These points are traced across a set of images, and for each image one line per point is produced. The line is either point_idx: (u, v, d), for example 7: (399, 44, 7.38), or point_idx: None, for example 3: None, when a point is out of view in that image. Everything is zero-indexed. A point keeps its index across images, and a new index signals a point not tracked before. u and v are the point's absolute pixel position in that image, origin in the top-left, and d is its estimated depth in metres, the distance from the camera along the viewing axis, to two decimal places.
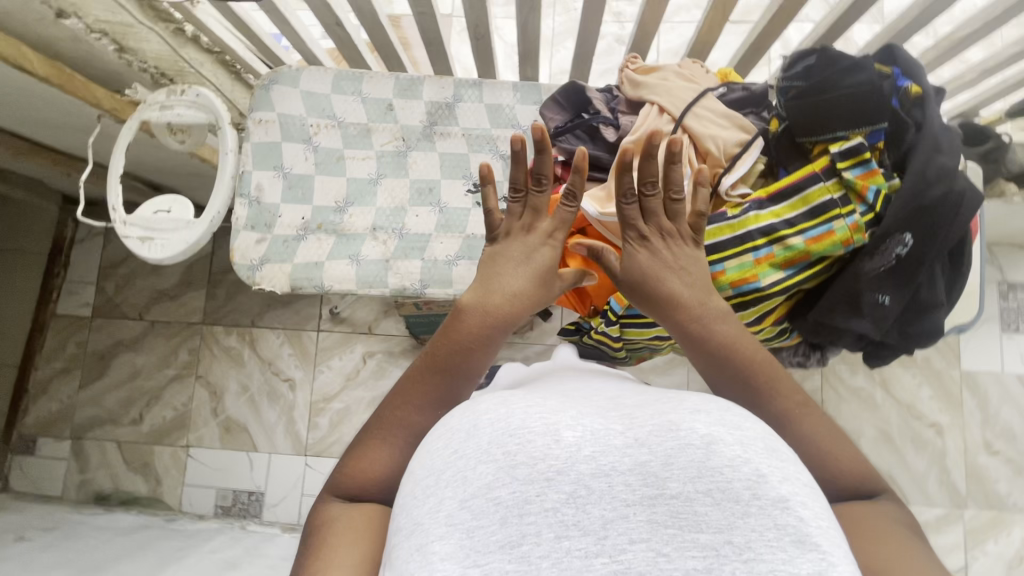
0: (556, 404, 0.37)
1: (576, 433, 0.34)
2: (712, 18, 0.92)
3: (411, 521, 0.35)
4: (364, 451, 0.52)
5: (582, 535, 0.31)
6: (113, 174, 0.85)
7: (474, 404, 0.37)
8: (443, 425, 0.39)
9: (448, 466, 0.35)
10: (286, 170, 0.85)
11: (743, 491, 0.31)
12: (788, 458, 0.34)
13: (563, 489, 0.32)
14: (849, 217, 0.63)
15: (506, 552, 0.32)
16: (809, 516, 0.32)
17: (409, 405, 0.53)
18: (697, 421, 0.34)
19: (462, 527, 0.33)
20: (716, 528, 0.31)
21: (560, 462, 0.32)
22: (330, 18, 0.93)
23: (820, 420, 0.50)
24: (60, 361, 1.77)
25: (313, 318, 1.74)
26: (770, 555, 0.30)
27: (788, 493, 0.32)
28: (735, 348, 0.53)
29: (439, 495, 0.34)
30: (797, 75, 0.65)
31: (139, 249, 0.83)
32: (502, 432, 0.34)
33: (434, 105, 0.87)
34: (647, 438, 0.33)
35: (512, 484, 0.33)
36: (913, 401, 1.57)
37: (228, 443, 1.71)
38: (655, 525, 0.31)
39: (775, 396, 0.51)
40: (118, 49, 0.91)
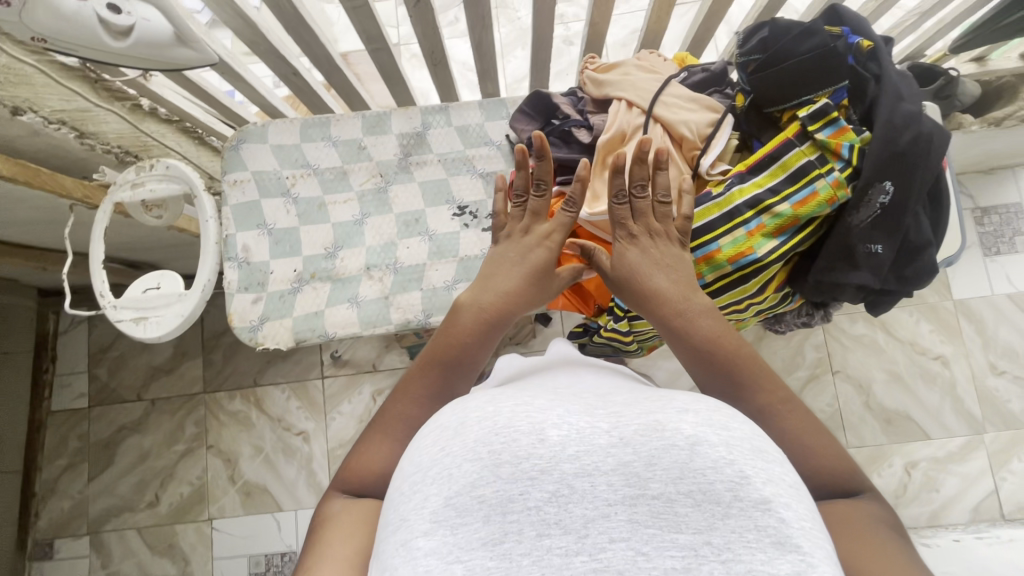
0: (545, 402, 0.39)
1: (561, 432, 0.35)
2: (658, 9, 0.94)
3: (397, 516, 0.37)
4: (364, 447, 0.53)
5: (563, 533, 0.33)
6: (93, 261, 0.84)
7: (464, 401, 0.40)
8: (434, 423, 0.41)
9: (435, 463, 0.37)
10: (270, 227, 0.85)
11: (724, 493, 0.33)
12: (775, 459, 0.36)
13: (546, 488, 0.33)
14: (828, 175, 0.64)
15: (487, 549, 0.33)
16: (792, 516, 0.33)
17: (413, 400, 0.54)
18: (683, 422, 0.35)
19: (446, 523, 0.34)
20: (694, 528, 0.32)
21: (545, 462, 0.34)
22: (285, 68, 0.94)
23: (802, 416, 0.50)
24: (65, 457, 1.73)
25: (316, 366, 1.73)
26: (749, 556, 0.31)
27: (771, 495, 0.33)
28: (717, 343, 0.53)
29: (425, 492, 0.36)
30: (754, 49, 0.68)
31: (134, 331, 0.82)
32: (489, 430, 0.36)
33: (405, 136, 0.88)
34: (632, 437, 0.34)
35: (496, 482, 0.34)
36: (915, 338, 1.60)
37: (251, 508, 1.67)
38: (636, 524, 0.32)
39: (757, 392, 0.51)
40: (79, 136, 0.89)
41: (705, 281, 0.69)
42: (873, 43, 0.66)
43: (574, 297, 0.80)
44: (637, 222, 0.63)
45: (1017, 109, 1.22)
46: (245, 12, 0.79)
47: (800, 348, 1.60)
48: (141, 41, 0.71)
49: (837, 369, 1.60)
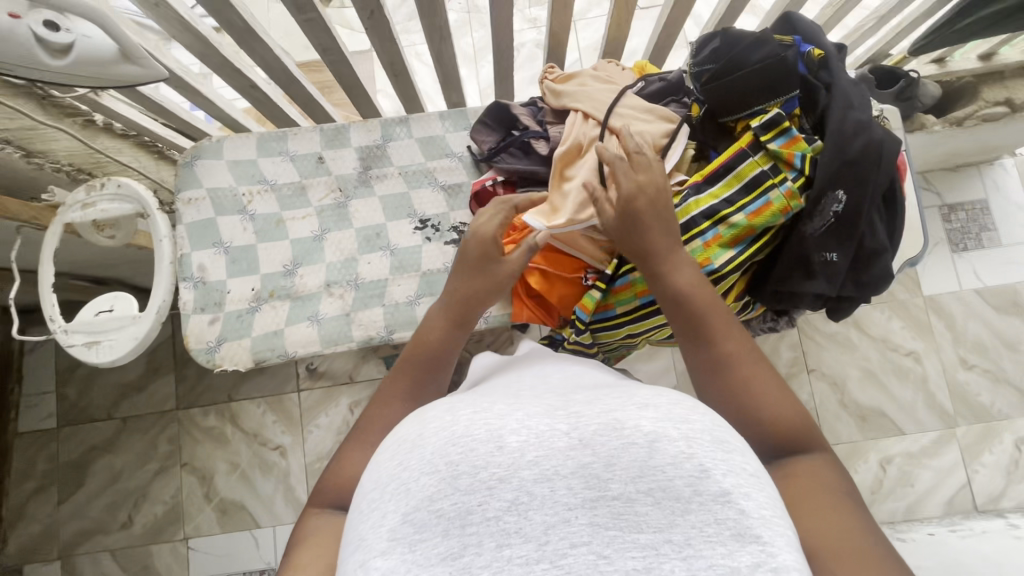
0: (503, 408, 0.39)
1: (520, 437, 0.36)
2: (619, 16, 0.94)
3: (356, 535, 0.36)
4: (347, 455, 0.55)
5: (523, 542, 0.32)
6: (43, 284, 0.81)
7: (424, 413, 0.40)
8: (392, 441, 0.40)
9: (392, 479, 0.36)
10: (226, 245, 0.83)
11: (684, 489, 0.33)
12: (736, 449, 0.36)
13: (504, 497, 0.33)
14: (782, 185, 0.64)
15: (446, 565, 0.32)
16: (751, 508, 0.33)
17: (388, 403, 0.58)
18: (643, 419, 0.36)
19: (404, 541, 0.33)
20: (655, 528, 0.32)
21: (503, 470, 0.34)
22: (242, 81, 0.92)
23: (755, 363, 0.53)
24: (33, 481, 1.67)
25: (292, 379, 1.70)
26: (711, 551, 0.31)
27: (731, 486, 0.33)
28: (688, 297, 0.57)
29: (382, 510, 0.35)
30: (706, 60, 0.68)
31: (86, 355, 0.79)
32: (447, 441, 0.36)
33: (365, 149, 0.87)
34: (592, 438, 0.35)
35: (454, 495, 0.34)
36: (887, 335, 1.62)
37: (228, 525, 1.64)
38: (596, 527, 0.32)
39: (717, 342, 0.55)
40: (26, 155, 0.87)
41: None
42: (823, 53, 0.67)
43: (539, 308, 0.79)
44: (625, 175, 0.63)
45: (977, 108, 1.25)
46: (193, 26, 0.77)
47: (776, 348, 1.61)
48: (81, 59, 0.69)
49: (813, 368, 1.61)
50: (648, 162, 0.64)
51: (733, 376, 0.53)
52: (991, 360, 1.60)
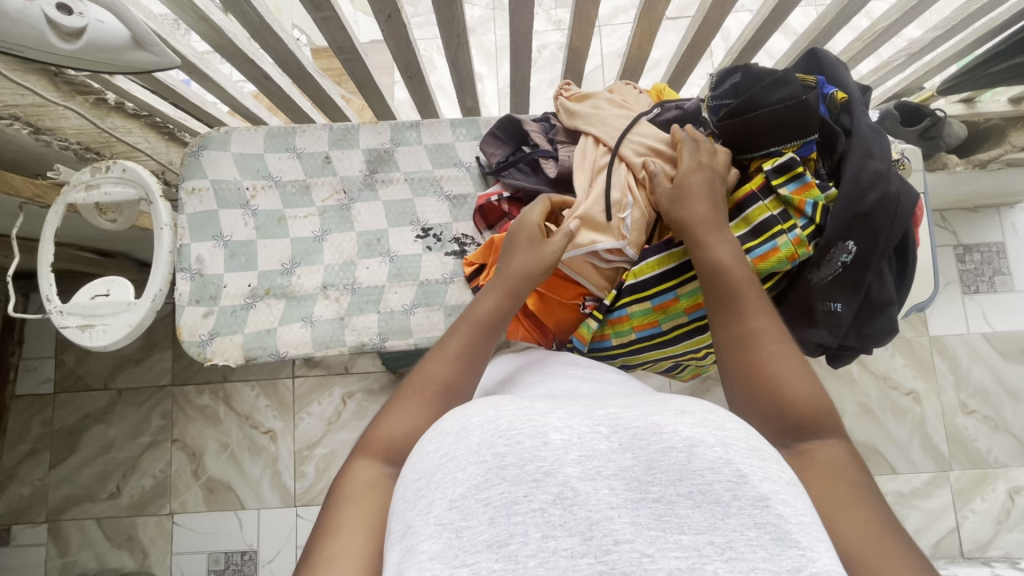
0: (546, 407, 0.40)
1: (563, 435, 0.37)
2: (643, 34, 0.93)
3: (402, 523, 0.37)
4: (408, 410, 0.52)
5: (568, 535, 0.33)
6: (42, 263, 0.81)
7: (466, 410, 0.41)
8: (436, 429, 0.42)
9: (438, 469, 0.38)
10: (226, 239, 0.82)
11: (723, 493, 0.34)
12: (771, 457, 0.37)
13: (550, 490, 0.34)
14: (790, 232, 0.63)
15: (492, 552, 0.33)
16: (789, 512, 0.34)
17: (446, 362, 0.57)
18: (682, 424, 0.37)
19: (450, 527, 0.34)
20: (696, 529, 0.33)
21: (549, 464, 0.35)
22: (256, 72, 0.91)
23: (781, 342, 0.53)
24: (27, 443, 1.70)
25: (286, 366, 1.71)
26: (751, 554, 0.32)
27: (768, 491, 0.34)
28: (726, 270, 0.58)
29: (430, 497, 0.37)
30: (726, 94, 0.68)
31: (80, 338, 0.79)
32: (492, 434, 0.37)
33: (373, 152, 0.86)
34: (632, 443, 0.36)
35: (501, 485, 0.35)
36: (888, 372, 1.60)
37: (214, 504, 1.66)
38: (639, 527, 0.33)
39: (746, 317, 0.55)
40: (35, 132, 0.86)
41: (662, 329, 0.71)
42: (847, 96, 0.65)
43: (532, 327, 0.77)
44: (689, 155, 0.64)
45: (1002, 152, 1.21)
46: (208, 17, 0.77)
47: None
48: (93, 44, 0.69)
49: None
50: (711, 146, 0.66)
51: (750, 356, 0.53)
52: (993, 407, 1.58)
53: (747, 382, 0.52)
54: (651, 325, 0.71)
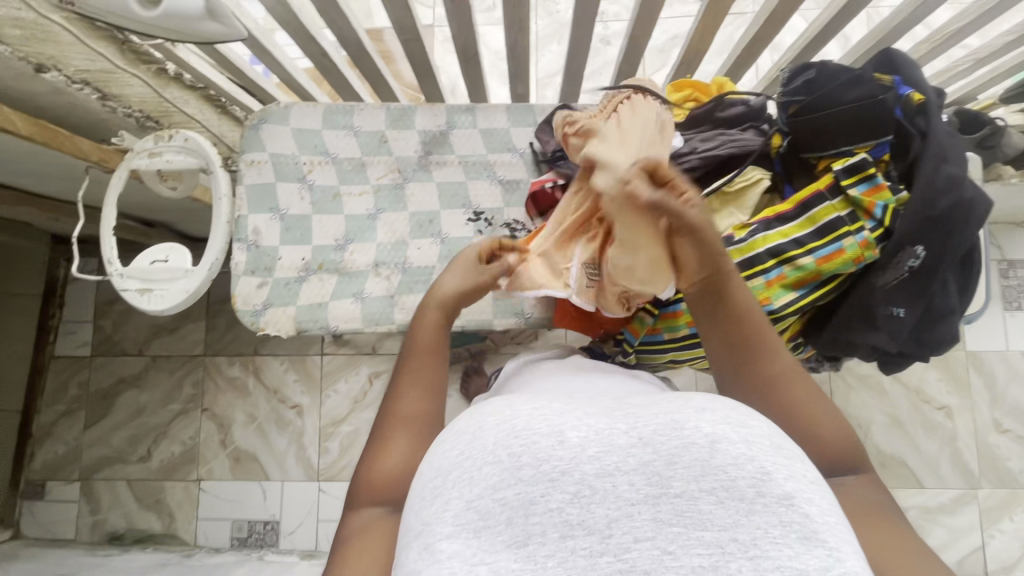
0: (559, 408, 0.41)
1: (580, 433, 0.37)
2: (703, 29, 0.92)
3: (420, 521, 0.38)
4: (385, 444, 0.54)
5: (586, 534, 0.34)
6: (104, 227, 0.83)
7: (481, 413, 0.42)
8: (450, 431, 0.43)
9: (455, 468, 0.39)
10: (283, 212, 0.83)
11: (747, 489, 0.34)
12: (794, 456, 0.38)
13: (567, 489, 0.35)
14: (858, 233, 0.62)
15: (512, 552, 0.34)
16: (814, 512, 0.34)
17: (415, 394, 0.58)
18: (702, 421, 0.37)
19: (469, 527, 0.35)
20: (720, 526, 0.33)
21: (564, 463, 0.36)
22: (314, 48, 0.92)
23: (807, 383, 0.54)
24: (63, 403, 1.76)
25: (316, 343, 1.73)
26: (777, 552, 0.32)
27: (793, 490, 0.35)
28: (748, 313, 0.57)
29: (446, 496, 0.37)
30: (798, 90, 0.65)
31: (139, 301, 0.82)
32: (508, 434, 0.38)
33: (428, 133, 0.86)
34: (651, 438, 0.36)
35: (517, 485, 0.36)
36: (921, 385, 1.58)
37: (239, 474, 1.70)
38: (660, 523, 0.34)
39: (776, 357, 0.55)
40: (101, 97, 0.87)
41: None
42: (924, 96, 0.62)
43: (581, 318, 0.79)
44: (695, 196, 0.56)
45: None
46: None
47: None
48: (169, 14, 0.70)
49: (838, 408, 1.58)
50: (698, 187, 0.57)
51: (787, 395, 0.53)
52: None
53: (787, 421, 0.52)
54: None
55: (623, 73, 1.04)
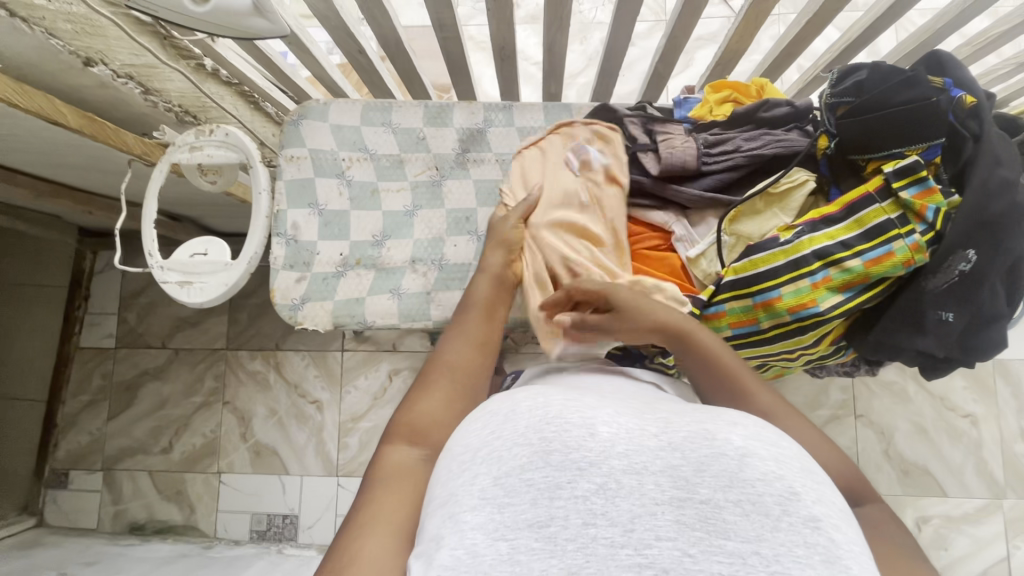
0: (592, 407, 0.43)
1: (610, 429, 0.39)
2: (742, 31, 0.91)
3: (446, 491, 0.40)
4: (428, 391, 0.56)
5: (609, 525, 0.34)
6: (146, 219, 0.84)
7: (515, 398, 0.43)
8: (483, 410, 0.45)
9: (486, 446, 0.40)
10: (321, 208, 0.84)
11: (773, 506, 0.34)
12: (823, 482, 0.38)
13: (593, 480, 0.36)
14: (908, 237, 0.61)
15: (534, 531, 0.34)
16: (839, 539, 0.34)
17: (469, 348, 0.62)
18: (734, 434, 0.38)
19: (494, 502, 0.36)
20: (743, 537, 0.33)
21: (595, 454, 0.37)
22: (353, 45, 0.93)
23: (796, 419, 0.53)
24: (88, 394, 1.78)
25: (337, 339, 1.74)
26: (800, 571, 0.32)
27: (819, 513, 0.35)
28: (718, 361, 0.57)
29: (474, 471, 0.39)
30: (847, 91, 0.65)
31: (179, 294, 0.82)
32: (541, 420, 0.40)
33: (465, 131, 0.86)
34: (681, 443, 0.38)
35: (546, 468, 0.36)
36: (946, 392, 1.56)
37: (259, 467, 1.71)
38: (682, 526, 0.34)
39: (750, 395, 0.54)
40: (144, 92, 0.88)
41: (760, 327, 0.68)
42: (977, 99, 0.61)
43: None
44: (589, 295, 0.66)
45: None
46: None
47: (825, 389, 1.57)
48: (219, 10, 0.71)
49: (860, 414, 1.57)
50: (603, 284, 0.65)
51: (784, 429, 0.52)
52: None
53: None
54: (748, 323, 0.68)
55: (658, 74, 1.04)
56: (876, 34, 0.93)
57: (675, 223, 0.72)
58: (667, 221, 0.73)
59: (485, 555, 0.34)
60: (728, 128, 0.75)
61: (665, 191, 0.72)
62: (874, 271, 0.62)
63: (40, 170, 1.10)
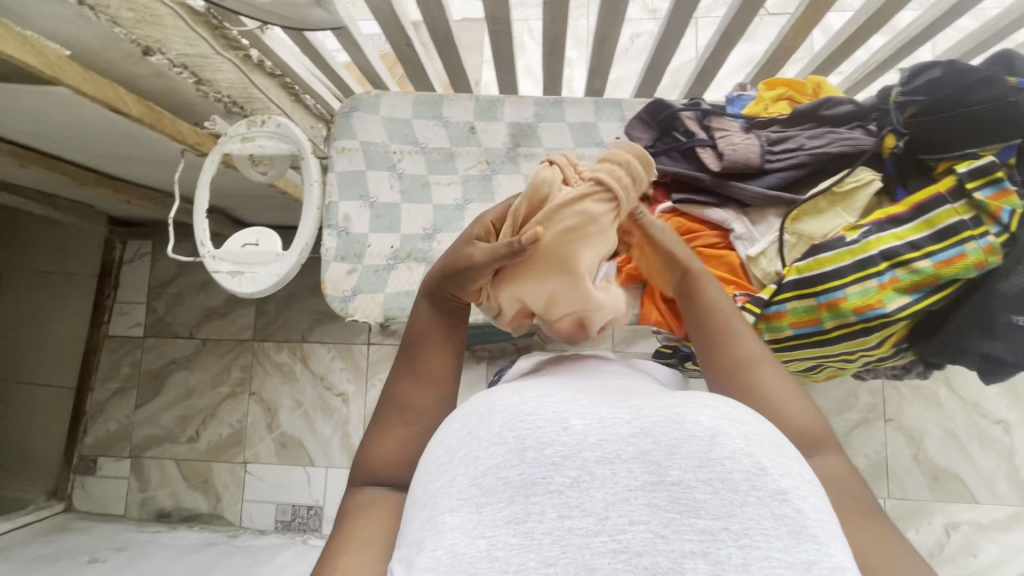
0: (566, 397, 0.41)
1: (584, 421, 0.37)
2: (795, 30, 0.90)
3: (426, 494, 0.38)
4: (384, 430, 0.52)
5: (584, 516, 0.33)
6: (198, 209, 0.85)
7: (492, 395, 0.42)
8: (459, 413, 0.43)
9: (463, 446, 0.39)
10: (372, 200, 0.85)
11: (742, 482, 0.34)
12: (790, 456, 0.38)
13: (567, 473, 0.35)
14: (981, 238, 0.61)
15: (511, 527, 0.34)
16: (807, 508, 0.34)
17: (425, 383, 0.54)
18: (703, 415, 0.37)
19: (472, 501, 0.35)
20: (713, 515, 0.33)
21: (567, 448, 0.36)
22: (401, 37, 0.93)
23: (775, 371, 0.50)
24: (116, 381, 1.80)
25: (363, 332, 1.75)
26: (765, 543, 0.32)
27: (787, 486, 0.35)
28: (715, 309, 0.54)
29: (452, 472, 0.38)
30: (918, 90, 0.63)
31: (230, 283, 0.83)
32: (514, 418, 0.38)
33: (516, 126, 0.86)
34: (652, 428, 0.36)
35: (521, 466, 0.36)
36: (979, 398, 1.54)
37: (285, 458, 1.72)
38: (655, 509, 0.33)
39: (736, 345, 0.52)
40: (197, 82, 0.89)
41: (823, 327, 0.67)
42: None
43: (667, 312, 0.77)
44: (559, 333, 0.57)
45: None
46: None
47: (854, 391, 1.56)
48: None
49: (890, 418, 1.56)
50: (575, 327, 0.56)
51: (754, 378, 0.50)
52: None
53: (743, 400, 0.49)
54: (811, 323, 0.67)
55: (707, 71, 1.02)
56: (931, 32, 0.91)
57: (736, 221, 0.72)
58: (726, 219, 0.72)
59: (465, 554, 0.34)
60: (788, 124, 0.74)
61: (726, 188, 0.72)
62: (947, 271, 0.61)
63: (83, 159, 1.10)
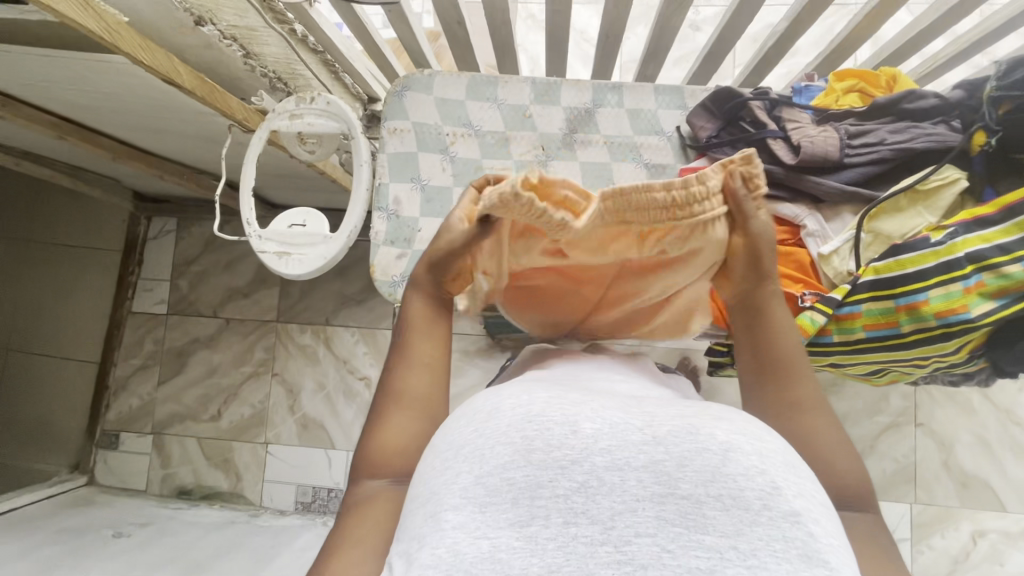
0: (577, 397, 0.37)
1: (595, 425, 0.34)
2: (865, 21, 0.86)
3: (428, 488, 0.36)
4: (383, 421, 0.48)
5: (589, 524, 0.31)
6: (245, 187, 0.82)
7: (499, 391, 0.39)
8: (466, 407, 0.40)
9: (468, 443, 0.35)
10: (424, 182, 0.83)
11: (754, 500, 0.31)
12: (805, 476, 0.35)
13: (574, 478, 0.32)
14: None
15: (514, 530, 0.31)
16: (819, 532, 0.31)
17: (421, 369, 0.50)
18: (717, 428, 0.34)
19: (475, 501, 0.33)
20: (721, 532, 0.30)
21: (575, 453, 0.33)
22: (454, 15, 0.89)
23: (828, 420, 0.47)
24: (139, 357, 1.80)
25: (387, 318, 1.72)
26: (775, 565, 0.30)
27: (800, 508, 0.32)
28: (776, 341, 0.50)
29: (456, 468, 0.35)
30: (1017, 85, 0.60)
31: (276, 264, 0.81)
32: (522, 417, 0.35)
33: (573, 110, 0.83)
34: (665, 437, 0.33)
35: (527, 467, 0.32)
36: (1012, 407, 1.51)
37: (307, 440, 1.71)
38: (663, 522, 0.31)
39: (795, 385, 0.48)
40: (245, 55, 0.87)
41: (901, 331, 0.65)
42: None
43: None
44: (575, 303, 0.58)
45: None
46: None
47: (886, 395, 1.54)
48: None
49: (921, 423, 1.53)
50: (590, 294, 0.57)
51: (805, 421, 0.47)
52: None
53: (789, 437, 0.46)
54: (886, 326, 0.65)
55: (767, 61, 0.98)
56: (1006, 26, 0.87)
57: (808, 217, 0.69)
58: (798, 216, 0.70)
59: (466, 554, 0.31)
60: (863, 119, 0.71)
61: (799, 182, 0.70)
62: None
63: (121, 133, 1.08)
